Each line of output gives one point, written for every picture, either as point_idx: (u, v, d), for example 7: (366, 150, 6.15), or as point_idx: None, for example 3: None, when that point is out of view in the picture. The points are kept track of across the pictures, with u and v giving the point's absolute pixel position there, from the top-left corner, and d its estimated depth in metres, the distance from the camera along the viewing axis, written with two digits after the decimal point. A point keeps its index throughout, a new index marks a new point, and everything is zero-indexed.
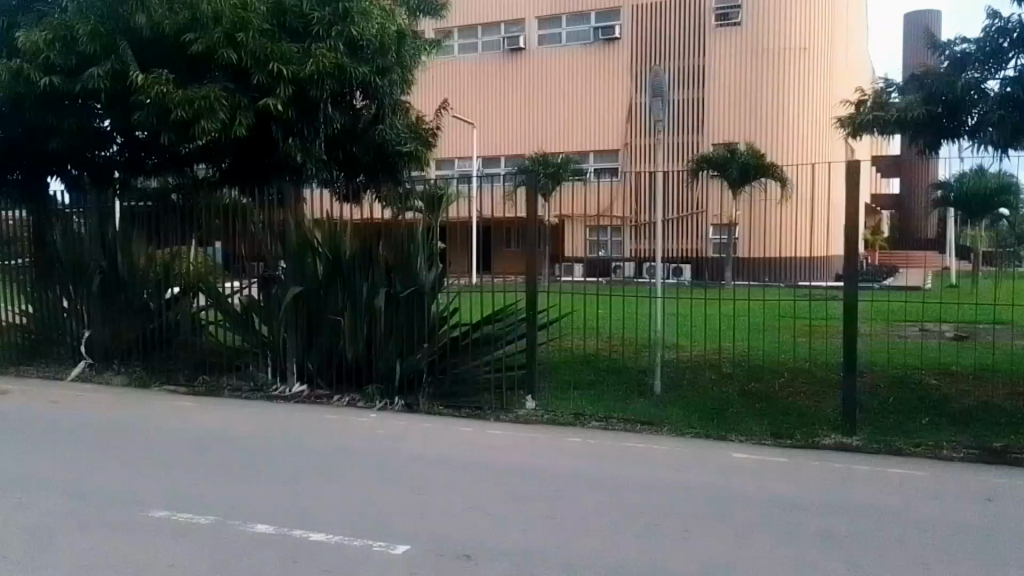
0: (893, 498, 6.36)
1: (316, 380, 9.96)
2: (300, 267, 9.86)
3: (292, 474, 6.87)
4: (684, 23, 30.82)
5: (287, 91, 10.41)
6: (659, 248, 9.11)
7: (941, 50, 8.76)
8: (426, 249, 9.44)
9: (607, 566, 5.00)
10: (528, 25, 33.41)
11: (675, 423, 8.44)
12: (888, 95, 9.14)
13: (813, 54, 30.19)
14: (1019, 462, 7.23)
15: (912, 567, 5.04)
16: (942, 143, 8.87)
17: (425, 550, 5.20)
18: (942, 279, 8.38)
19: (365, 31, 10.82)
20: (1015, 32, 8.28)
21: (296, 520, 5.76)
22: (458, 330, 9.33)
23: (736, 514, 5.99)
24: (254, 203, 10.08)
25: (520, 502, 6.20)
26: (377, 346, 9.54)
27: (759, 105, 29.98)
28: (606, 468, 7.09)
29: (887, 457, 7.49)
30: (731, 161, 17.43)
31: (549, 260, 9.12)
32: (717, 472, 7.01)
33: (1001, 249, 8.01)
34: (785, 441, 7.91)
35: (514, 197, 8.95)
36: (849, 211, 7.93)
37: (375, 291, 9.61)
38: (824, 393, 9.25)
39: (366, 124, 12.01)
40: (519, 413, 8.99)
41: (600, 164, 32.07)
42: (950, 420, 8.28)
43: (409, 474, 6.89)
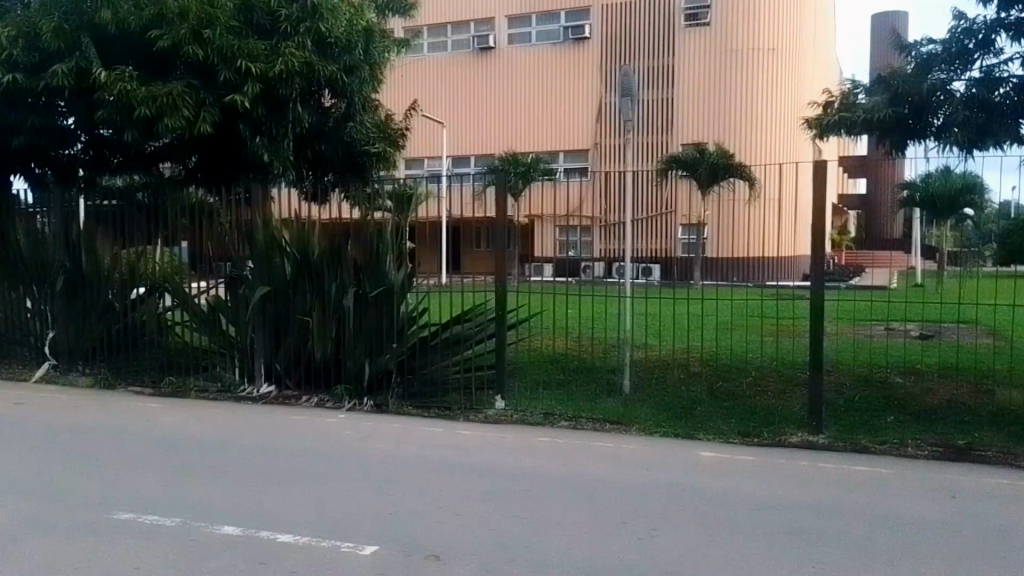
0: (861, 495, 6.40)
1: (284, 380, 9.86)
2: (267, 267, 9.76)
3: (260, 475, 6.79)
4: (655, 24, 30.99)
5: (255, 88, 10.23)
6: (628, 248, 9.16)
7: (908, 51, 8.88)
8: (395, 249, 9.39)
9: (576, 564, 4.99)
10: (499, 24, 33.39)
11: (643, 422, 8.45)
12: (854, 97, 9.17)
13: (780, 55, 30.45)
14: (982, 459, 7.32)
15: (879, 563, 5.07)
16: (908, 143, 9.00)
17: (394, 551, 5.16)
18: (908, 280, 8.52)
19: (334, 28, 10.71)
20: (980, 33, 8.48)
21: (263, 521, 5.69)
22: (428, 330, 9.31)
23: (705, 511, 6.01)
24: (220, 202, 9.98)
25: (490, 502, 6.16)
26: (346, 347, 9.45)
27: (731, 105, 30.17)
28: (575, 467, 7.07)
29: (852, 454, 7.56)
30: (701, 161, 17.49)
31: (518, 260, 9.24)
32: (685, 470, 7.02)
33: (966, 248, 8.11)
34: (752, 439, 7.95)
35: (483, 197, 8.98)
36: (816, 212, 7.98)
37: (344, 291, 9.50)
38: (792, 392, 9.30)
39: (335, 123, 11.95)
40: (488, 413, 8.95)
41: (571, 164, 32.14)
42: (915, 418, 8.38)
43: (379, 474, 6.83)
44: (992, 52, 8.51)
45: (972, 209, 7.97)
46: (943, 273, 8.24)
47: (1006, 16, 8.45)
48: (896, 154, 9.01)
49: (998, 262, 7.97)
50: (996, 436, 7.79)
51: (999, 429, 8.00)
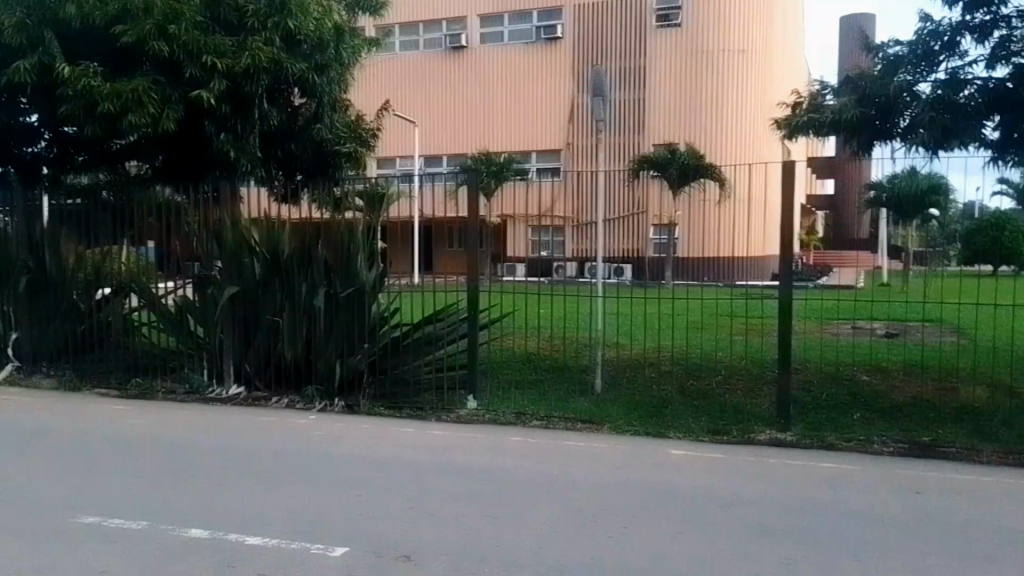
0: (829, 491, 6.48)
1: (253, 382, 9.75)
2: (236, 267, 9.67)
3: (229, 477, 6.71)
4: (626, 24, 31.15)
5: (222, 85, 10.12)
6: (600, 248, 9.23)
7: (875, 53, 9.01)
8: (367, 249, 9.33)
9: (547, 563, 4.99)
10: (471, 23, 33.36)
11: (614, 421, 8.49)
12: (823, 98, 9.27)
13: (750, 57, 30.65)
14: (946, 455, 7.45)
15: (847, 558, 5.14)
16: (875, 144, 9.10)
17: (365, 551, 5.13)
18: (874, 279, 8.55)
19: (303, 25, 10.61)
20: (946, 35, 8.63)
21: (231, 523, 5.63)
22: (399, 330, 9.27)
23: (675, 508, 6.05)
24: (188, 201, 9.86)
25: (462, 502, 6.14)
26: (316, 347, 9.37)
27: (701, 105, 30.42)
28: (546, 466, 7.08)
29: (819, 451, 7.66)
30: (671, 162, 17.57)
31: (492, 260, 9.27)
32: (655, 468, 7.07)
33: (931, 248, 8.23)
34: (722, 437, 8.02)
35: (456, 196, 8.95)
36: (784, 212, 8.06)
37: (314, 291, 9.43)
38: (760, 390, 9.40)
39: (305, 123, 11.85)
40: (460, 413, 8.92)
41: (543, 164, 32.21)
42: (881, 415, 8.51)
43: (349, 475, 6.79)
44: (957, 54, 8.66)
45: (936, 210, 8.23)
46: (909, 272, 8.30)
47: (970, 19, 8.62)
48: (864, 155, 9.11)
49: (964, 262, 8.09)
50: (960, 432, 7.94)
51: (963, 425, 8.15)
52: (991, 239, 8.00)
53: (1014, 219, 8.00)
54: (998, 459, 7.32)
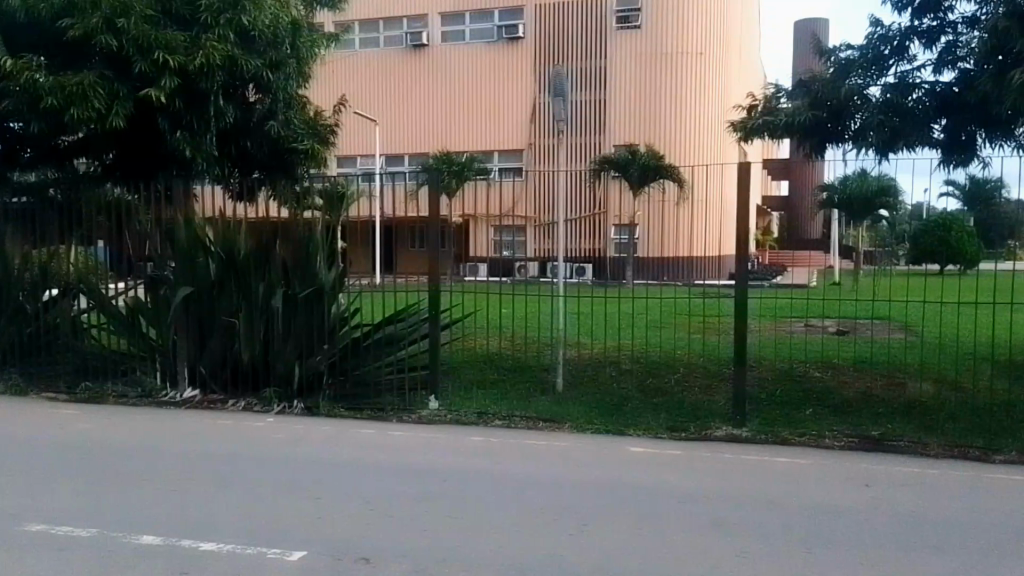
0: (782, 486, 6.63)
1: (208, 384, 9.68)
2: (190, 266, 9.58)
3: (183, 482, 6.65)
4: (588, 24, 31.33)
5: (173, 82, 9.97)
6: (561, 248, 9.28)
7: (827, 56, 9.20)
8: (326, 248, 9.30)
9: (504, 562, 5.05)
10: (432, 21, 33.24)
11: (576, 420, 8.57)
12: (777, 101, 9.45)
13: (708, 58, 31.03)
14: (895, 449, 7.66)
15: (797, 551, 5.28)
16: (827, 147, 9.35)
17: (321, 555, 5.14)
18: (826, 279, 9.00)
19: (257, 20, 10.58)
20: (895, 40, 8.89)
21: (184, 529, 5.59)
22: (360, 330, 9.28)
23: (630, 505, 6.14)
24: (140, 200, 9.72)
25: (422, 503, 6.18)
26: (274, 348, 9.32)
27: (662, 105, 30.70)
28: (506, 465, 7.14)
29: (773, 446, 7.82)
30: (631, 163, 17.81)
31: (453, 261, 9.35)
32: (612, 466, 7.16)
33: (881, 247, 8.62)
34: (680, 434, 8.15)
35: (416, 197, 8.97)
36: (739, 212, 8.20)
37: (272, 291, 9.37)
38: (717, 387, 9.58)
39: (259, 119, 11.74)
40: (422, 413, 8.94)
41: (506, 163, 32.26)
42: (834, 411, 8.71)
43: (308, 478, 6.78)
44: (906, 58, 8.90)
45: (886, 211, 8.34)
46: (859, 271, 8.63)
47: (919, 25, 8.88)
48: (816, 156, 9.31)
49: (910, 261, 8.43)
50: (908, 427, 8.17)
51: (911, 420, 8.39)
52: (935, 240, 8.09)
53: (962, 220, 8.11)
54: (943, 452, 7.56)
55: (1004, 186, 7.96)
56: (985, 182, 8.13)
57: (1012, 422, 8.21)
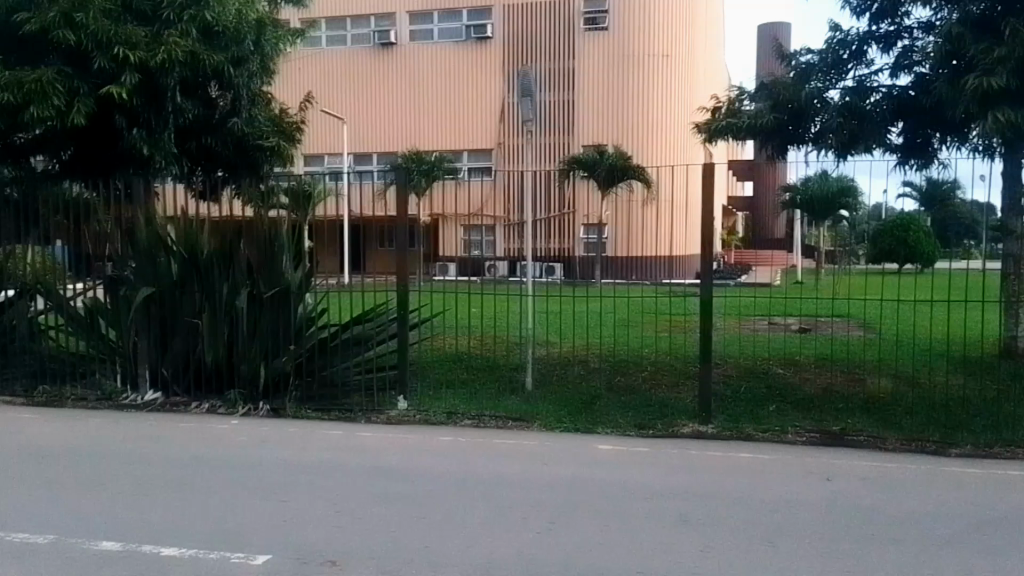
0: (745, 481, 6.77)
1: (171, 386, 9.57)
2: (151, 267, 9.46)
3: (147, 486, 6.59)
4: (553, 24, 31.44)
5: (134, 78, 9.82)
6: (530, 247, 9.18)
7: (788, 60, 9.38)
8: (292, 247, 9.21)
9: (470, 562, 5.09)
10: (397, 19, 33.06)
11: (545, 419, 8.63)
12: (740, 103, 9.59)
13: (674, 60, 31.33)
14: (854, 444, 7.85)
15: (758, 545, 5.40)
16: (789, 148, 9.54)
17: (288, 558, 5.14)
18: (789, 276, 9.17)
19: (220, 16, 10.46)
20: (853, 45, 9.08)
21: (146, 535, 5.53)
22: (328, 330, 9.25)
23: (595, 503, 6.22)
24: (99, 198, 9.56)
25: (389, 504, 6.19)
26: (238, 350, 9.24)
27: (628, 105, 30.93)
28: (474, 465, 7.18)
29: (737, 441, 7.98)
30: (600, 164, 17.96)
31: (423, 262, 9.14)
32: (580, 464, 7.24)
33: (841, 248, 8.72)
34: (647, 431, 8.26)
35: (385, 196, 8.96)
36: (704, 213, 8.29)
37: (236, 292, 9.27)
38: (684, 384, 9.72)
39: (222, 116, 11.63)
40: (391, 414, 8.93)
41: (473, 163, 32.29)
42: (795, 406, 8.90)
43: (274, 480, 6.75)
44: (864, 62, 9.10)
45: (847, 211, 8.54)
46: (820, 271, 8.82)
47: (876, 30, 9.11)
48: (778, 157, 9.50)
49: (869, 261, 8.59)
50: (867, 422, 8.38)
51: (870, 415, 8.60)
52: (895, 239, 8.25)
53: (918, 222, 8.27)
54: (901, 446, 7.76)
55: (958, 187, 8.24)
56: (942, 183, 8.38)
57: (967, 417, 8.46)
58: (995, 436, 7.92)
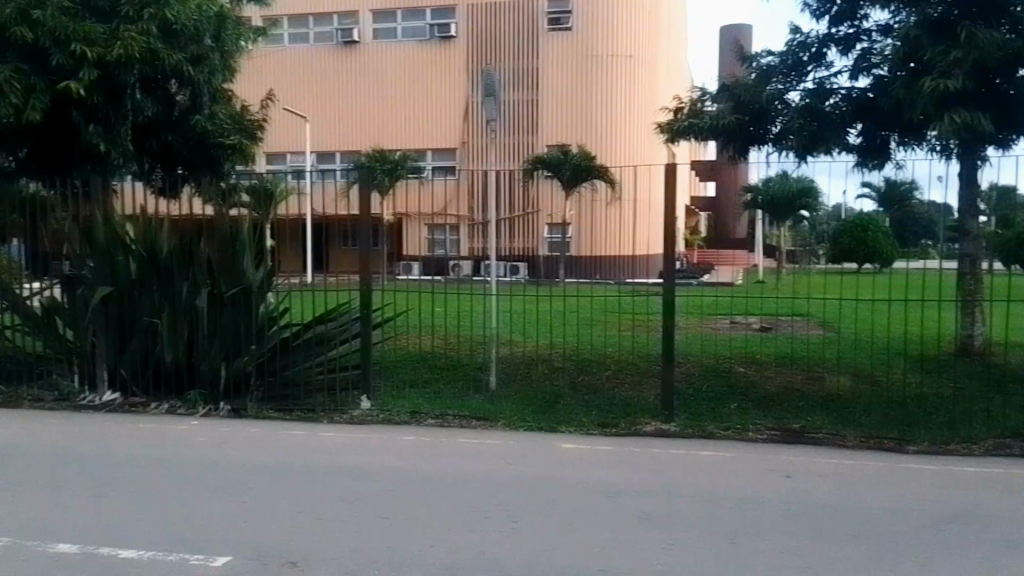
0: (706, 479, 6.81)
1: (129, 387, 9.41)
2: (110, 265, 9.31)
3: (103, 487, 6.47)
4: (519, 25, 31.49)
5: (92, 75, 9.65)
6: (493, 246, 9.26)
7: (750, 62, 9.48)
8: (253, 247, 9.11)
9: (433, 562, 5.06)
10: (361, 18, 32.83)
11: (508, 417, 8.62)
12: (702, 104, 9.66)
13: (639, 61, 31.51)
14: (814, 441, 7.94)
15: (720, 542, 5.44)
16: (751, 148, 9.63)
17: (248, 559, 5.08)
18: (750, 276, 9.18)
19: (181, 14, 10.35)
20: (813, 47, 9.21)
21: (103, 537, 5.43)
22: (289, 330, 9.15)
23: (557, 501, 6.22)
24: (56, 196, 9.39)
25: (351, 504, 6.14)
26: (198, 349, 9.12)
27: (595, 106, 31.07)
28: (438, 464, 7.15)
29: (699, 440, 8.03)
30: (563, 164, 18.02)
31: (387, 259, 9.23)
32: (542, 462, 7.25)
33: (800, 247, 8.88)
34: (610, 430, 8.29)
35: (348, 195, 8.91)
36: (667, 213, 8.33)
37: (196, 291, 9.15)
38: (646, 383, 9.76)
39: (181, 114, 11.45)
40: (354, 414, 8.85)
41: (437, 161, 32.37)
42: (756, 404, 8.98)
43: (235, 481, 6.66)
44: (824, 64, 9.23)
45: (807, 211, 8.69)
46: (781, 270, 8.89)
47: (836, 32, 9.24)
48: (740, 158, 9.59)
49: (829, 260, 8.73)
50: (826, 420, 8.49)
51: (830, 413, 8.71)
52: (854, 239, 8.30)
53: (878, 221, 8.41)
54: (860, 444, 7.87)
55: (917, 189, 8.37)
56: (900, 183, 8.50)
57: (924, 414, 8.61)
58: (952, 433, 8.07)
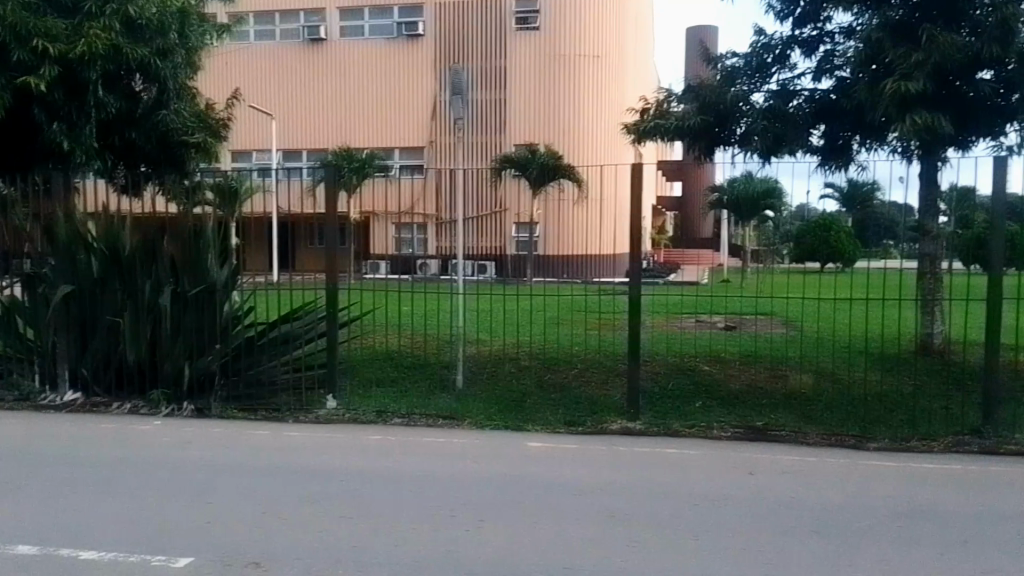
0: (671, 476, 6.87)
1: (91, 387, 9.26)
2: (71, 264, 9.17)
3: (62, 489, 6.37)
4: (488, 24, 31.48)
5: (53, 71, 9.49)
6: (461, 246, 9.20)
7: (715, 63, 9.59)
8: (217, 245, 8.99)
9: (400, 562, 5.05)
10: (328, 15, 32.58)
11: (476, 416, 8.63)
12: (668, 104, 9.74)
13: (608, 61, 31.61)
14: (776, 438, 8.05)
15: (685, 539, 5.49)
16: (716, 149, 9.73)
17: (211, 561, 5.03)
18: (715, 275, 9.43)
19: (144, 9, 10.28)
20: (777, 49, 9.33)
21: (62, 539, 5.34)
22: (254, 330, 9.05)
23: (523, 499, 6.24)
24: (16, 193, 9.25)
25: (316, 504, 6.10)
26: (161, 349, 9.02)
27: (563, 106, 31.17)
28: (403, 464, 7.14)
29: (664, 437, 8.10)
30: (531, 163, 18.05)
31: (354, 257, 9.13)
32: (508, 460, 7.27)
33: (767, 248, 8.93)
34: (577, 428, 8.33)
35: (314, 193, 8.82)
36: (633, 212, 8.36)
37: (159, 289, 9.04)
38: (613, 381, 9.82)
39: (146, 110, 11.22)
40: (319, 413, 8.79)
41: (405, 160, 32.32)
42: (720, 402, 9.07)
43: (198, 482, 6.59)
44: (787, 66, 9.35)
45: (772, 212, 8.79)
46: (746, 270, 9.06)
47: (799, 34, 9.37)
48: (705, 158, 9.69)
49: (793, 260, 8.76)
50: (788, 417, 8.62)
51: (792, 410, 8.84)
52: (819, 238, 8.47)
53: (841, 222, 8.60)
54: (822, 440, 8.00)
55: (878, 190, 8.44)
56: (863, 183, 8.57)
57: (885, 411, 8.77)
58: (912, 430, 8.21)
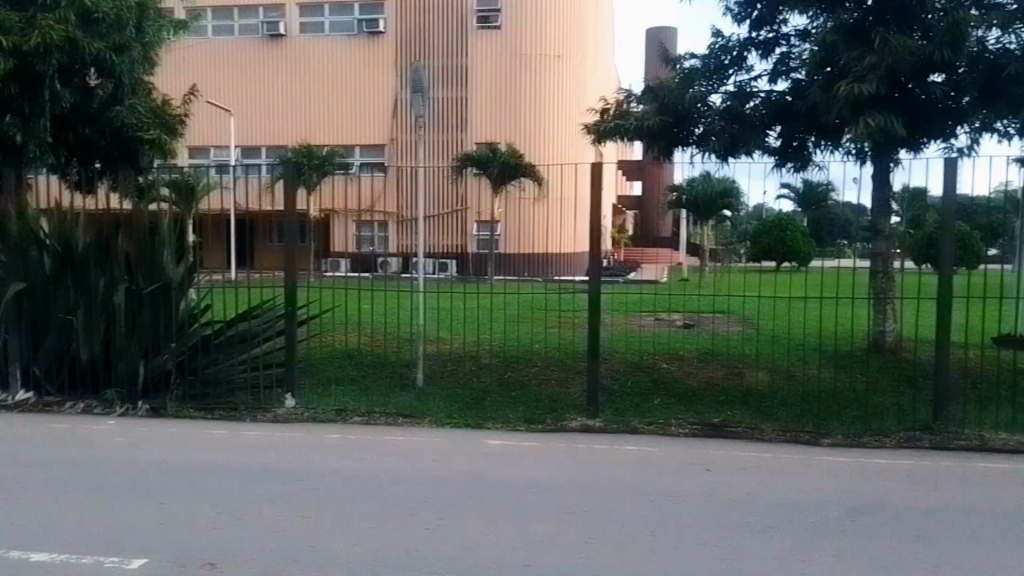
0: (629, 473, 6.93)
1: (43, 386, 9.08)
2: (23, 261, 9.01)
3: (11, 490, 6.23)
4: (450, 22, 31.45)
5: (7, 63, 9.20)
6: (422, 244, 9.17)
7: (674, 64, 9.71)
8: (173, 242, 8.86)
9: (357, 561, 5.04)
10: (289, 11, 32.29)
11: (435, 415, 8.62)
12: (628, 105, 9.81)
13: (568, 60, 31.75)
14: (732, 435, 8.17)
15: (642, 535, 5.55)
16: (675, 149, 9.81)
17: (165, 562, 4.97)
18: (676, 275, 9.31)
19: (99, 2, 10.14)
20: (734, 50, 9.46)
21: (11, 541, 5.24)
22: (211, 328, 8.94)
23: (483, 497, 6.26)
24: None
25: (275, 504, 6.06)
26: (116, 347, 8.89)
27: (525, 104, 31.25)
28: (362, 462, 7.11)
29: (623, 435, 8.17)
30: (492, 161, 18.07)
31: (315, 255, 9.12)
32: (466, 459, 7.28)
33: (724, 246, 9.17)
34: (537, 425, 8.38)
35: (272, 189, 8.71)
36: (594, 209, 8.40)
37: (114, 286, 8.90)
38: (573, 379, 9.89)
39: (101, 106, 11.03)
40: (278, 412, 8.70)
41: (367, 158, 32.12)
42: (678, 400, 9.17)
43: (152, 482, 6.49)
44: (744, 68, 9.49)
45: (729, 212, 9.01)
46: (705, 268, 9.12)
47: (756, 36, 9.54)
48: (664, 158, 9.78)
49: (750, 258, 9.03)
50: (745, 413, 8.77)
51: (749, 407, 8.99)
52: (774, 238, 8.78)
53: (796, 222, 8.79)
54: (777, 437, 8.14)
55: (832, 190, 8.69)
56: (817, 184, 8.88)
57: (838, 407, 8.96)
58: (863, 426, 8.40)
